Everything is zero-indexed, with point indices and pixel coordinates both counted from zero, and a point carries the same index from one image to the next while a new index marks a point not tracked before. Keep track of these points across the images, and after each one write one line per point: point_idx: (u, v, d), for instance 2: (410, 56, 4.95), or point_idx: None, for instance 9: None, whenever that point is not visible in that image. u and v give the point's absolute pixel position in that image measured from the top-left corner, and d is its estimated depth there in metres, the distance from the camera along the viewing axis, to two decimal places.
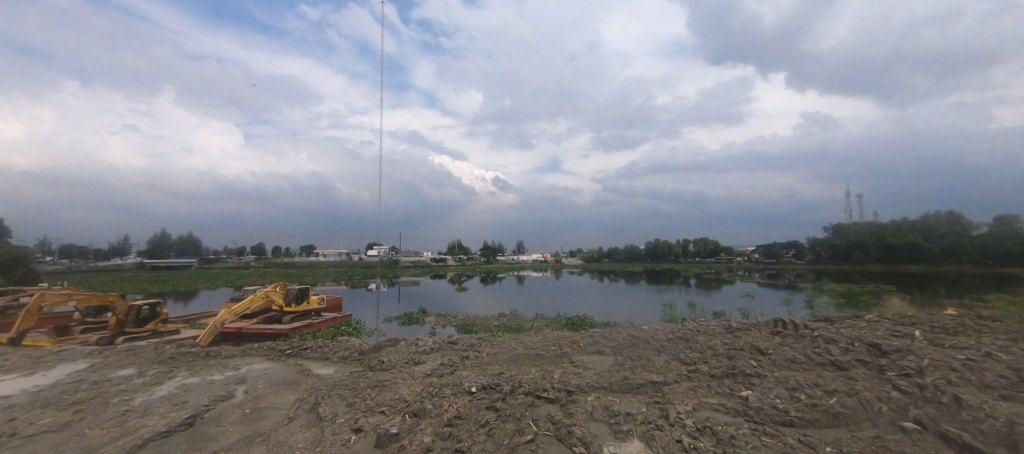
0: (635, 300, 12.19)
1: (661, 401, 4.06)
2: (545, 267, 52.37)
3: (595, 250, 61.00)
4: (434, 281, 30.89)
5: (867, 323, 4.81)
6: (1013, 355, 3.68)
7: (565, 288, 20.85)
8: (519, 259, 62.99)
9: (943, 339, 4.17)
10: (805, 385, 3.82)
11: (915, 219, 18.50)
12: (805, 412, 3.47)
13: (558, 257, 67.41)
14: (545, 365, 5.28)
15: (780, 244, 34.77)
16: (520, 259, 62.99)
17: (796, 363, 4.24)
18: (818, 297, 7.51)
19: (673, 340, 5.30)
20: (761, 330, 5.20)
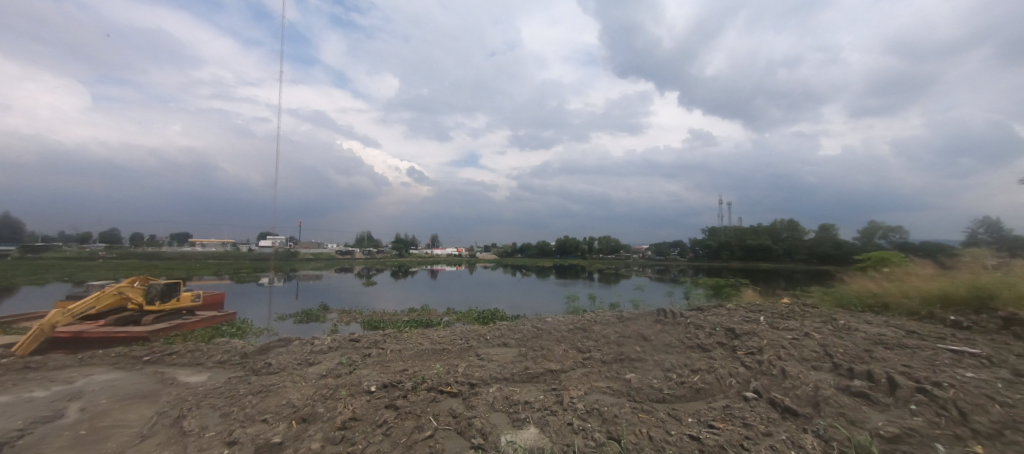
0: (543, 294, 12.73)
1: (558, 388, 4.29)
2: (460, 261, 52.21)
3: (510, 245, 62.48)
4: (340, 275, 28.72)
5: (726, 311, 5.68)
6: (821, 333, 4.66)
7: (477, 281, 21.03)
8: (435, 253, 61.75)
9: (777, 323, 5.12)
10: (677, 366, 4.36)
11: (766, 225, 22.42)
12: (676, 390, 3.97)
13: (475, 252, 67.73)
14: (450, 359, 5.23)
15: (668, 243, 39.49)
16: (435, 253, 61.78)
17: (671, 347, 4.81)
18: (693, 290, 8.65)
19: (573, 331, 5.64)
20: (646, 319, 5.80)
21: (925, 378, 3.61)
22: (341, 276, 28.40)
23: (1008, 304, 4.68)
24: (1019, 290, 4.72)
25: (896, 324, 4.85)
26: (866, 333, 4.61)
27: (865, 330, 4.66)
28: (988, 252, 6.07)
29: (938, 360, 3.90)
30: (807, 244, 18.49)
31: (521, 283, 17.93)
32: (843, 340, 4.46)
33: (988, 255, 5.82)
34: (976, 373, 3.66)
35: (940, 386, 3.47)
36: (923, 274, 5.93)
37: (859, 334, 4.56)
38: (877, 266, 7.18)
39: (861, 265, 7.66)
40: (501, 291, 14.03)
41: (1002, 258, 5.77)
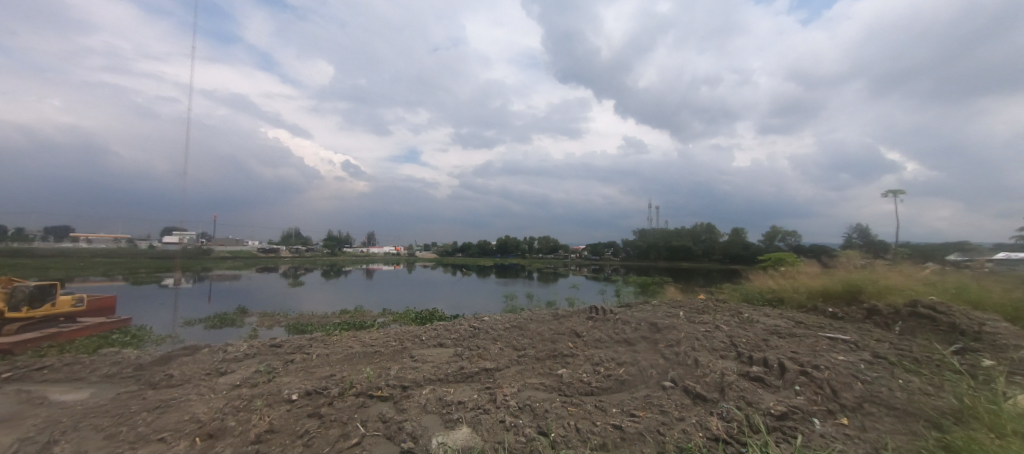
0: (482, 293, 12.77)
1: (492, 386, 4.31)
2: (399, 260, 50.50)
3: (451, 244, 61.82)
4: (262, 276, 26.35)
5: (650, 306, 6.13)
6: (729, 324, 5.20)
7: (416, 281, 20.55)
8: (372, 251, 59.11)
9: (693, 317, 5.62)
10: (605, 360, 4.60)
11: (688, 228, 24.61)
12: (603, 382, 4.18)
13: (415, 250, 65.96)
14: (382, 362, 5.02)
15: (603, 243, 41.69)
16: (373, 251, 59.13)
17: (601, 342, 5.06)
18: (623, 288, 9.21)
19: (509, 329, 5.70)
20: (579, 316, 6.04)
21: (807, 362, 4.19)
22: (263, 276, 26.06)
23: (871, 297, 5.59)
24: (879, 285, 5.66)
25: (788, 315, 5.56)
26: (764, 324, 5.22)
27: (764, 322, 5.29)
28: (858, 253, 7.19)
29: (817, 345, 4.54)
30: (720, 246, 20.60)
31: (459, 282, 17.82)
32: (745, 330, 5.02)
33: (857, 256, 6.92)
34: (845, 356, 4.33)
35: (818, 368, 4.05)
36: (810, 272, 6.88)
37: (759, 325, 5.16)
38: (775, 265, 8.19)
39: (762, 265, 8.69)
40: (440, 291, 13.82)
41: (867, 259, 6.90)
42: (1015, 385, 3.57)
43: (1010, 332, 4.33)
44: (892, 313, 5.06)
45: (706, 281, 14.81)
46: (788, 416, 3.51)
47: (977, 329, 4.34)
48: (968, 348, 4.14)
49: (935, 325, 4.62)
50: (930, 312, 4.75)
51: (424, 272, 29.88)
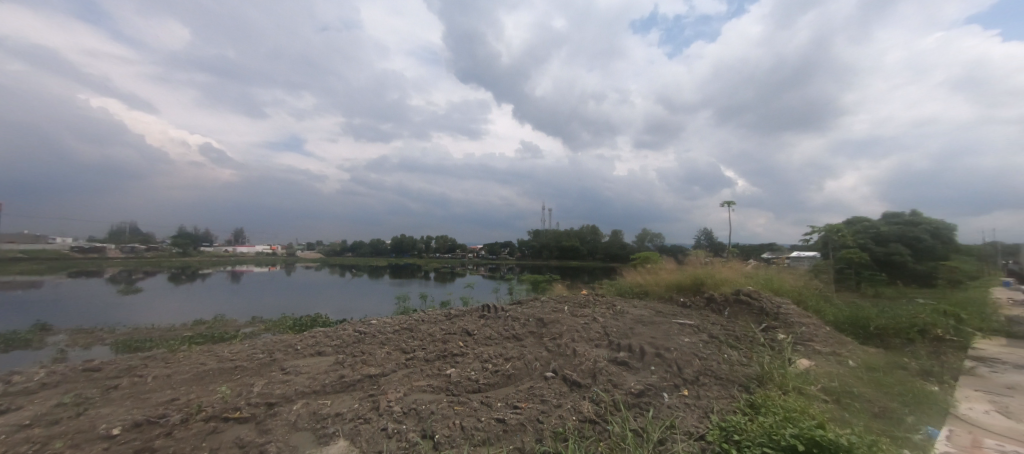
0: (374, 295, 12.07)
1: (375, 393, 4.07)
2: (275, 261, 44.54)
3: (340, 243, 56.87)
4: (72, 283, 20.58)
5: (539, 302, 6.53)
6: (603, 316, 5.82)
7: (295, 284, 18.41)
8: (242, 251, 51.01)
9: (575, 311, 6.14)
10: (493, 357, 4.72)
11: (576, 230, 26.93)
12: (490, 378, 4.29)
13: (298, 250, 58.99)
14: (244, 378, 4.36)
15: (501, 243, 43.05)
16: (243, 251, 51.05)
17: (491, 339, 5.19)
18: (517, 286, 9.61)
19: (398, 332, 5.47)
20: (472, 314, 6.11)
21: (661, 345, 4.91)
22: (75, 283, 20.40)
23: (711, 288, 6.82)
24: (716, 279, 6.94)
25: (651, 306, 6.46)
26: (632, 314, 5.98)
27: (632, 312, 6.05)
28: (702, 252, 8.71)
29: (670, 330, 5.37)
30: (602, 246, 23.02)
31: (347, 285, 16.48)
32: (617, 320, 5.67)
33: (701, 254, 8.38)
34: (689, 337, 5.20)
35: (669, 350, 4.79)
36: (668, 268, 8.09)
37: (628, 316, 5.88)
38: (644, 263, 9.43)
39: (633, 262, 9.92)
40: (324, 294, 12.61)
41: (708, 257, 8.41)
42: (796, 352, 4.72)
43: (796, 313, 5.71)
44: (723, 300, 6.25)
45: (591, 278, 16.27)
46: (644, 393, 4.08)
47: (776, 310, 5.63)
48: (770, 325, 5.34)
49: (751, 308, 5.84)
50: (747, 298, 5.99)
51: (306, 274, 26.88)
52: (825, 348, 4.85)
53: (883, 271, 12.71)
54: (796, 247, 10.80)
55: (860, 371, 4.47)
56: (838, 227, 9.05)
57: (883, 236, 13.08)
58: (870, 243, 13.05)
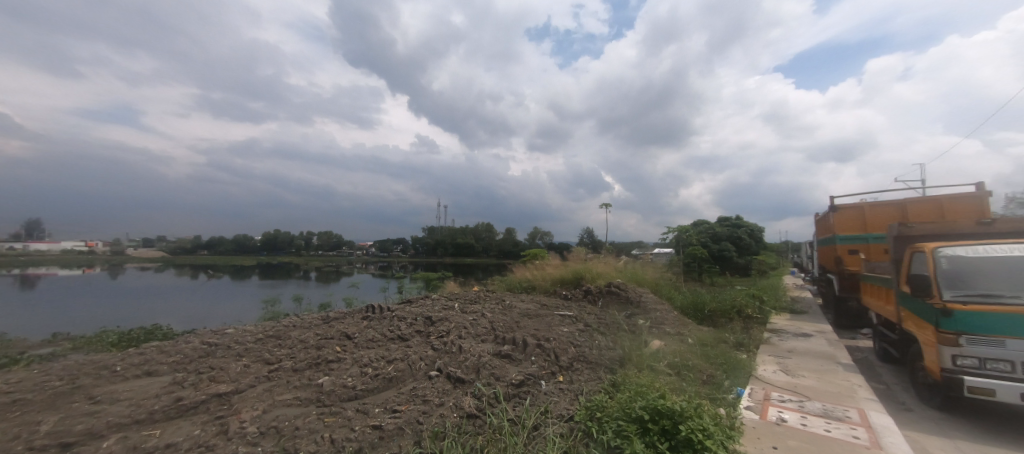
0: (236, 299, 10.42)
1: (224, 414, 3.49)
2: (91, 261, 34.85)
3: (194, 240, 47.50)
4: None
5: (429, 300, 6.46)
6: (492, 311, 6.02)
7: (122, 289, 14.74)
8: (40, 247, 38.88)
9: (466, 307, 6.22)
10: (374, 360, 4.49)
11: (472, 227, 27.08)
12: (369, 383, 4.06)
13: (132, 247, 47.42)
14: (26, 415, 3.33)
15: (394, 240, 41.01)
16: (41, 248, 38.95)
17: (373, 342, 4.93)
18: (409, 285, 9.31)
19: (261, 341, 4.83)
20: (353, 316, 5.76)
21: (542, 336, 5.26)
22: None
23: (588, 281, 7.56)
24: (593, 273, 7.71)
25: (537, 299, 6.89)
26: (519, 308, 6.29)
27: (519, 306, 6.37)
28: (582, 249, 9.59)
29: (551, 321, 5.79)
30: (497, 244, 23.50)
31: (199, 288, 13.75)
32: (504, 315, 5.90)
33: (581, 251, 9.22)
34: (567, 327, 5.68)
35: (548, 340, 5.16)
36: (553, 264, 8.71)
37: (515, 309, 6.17)
38: (532, 260, 9.98)
39: (523, 259, 10.43)
40: (166, 301, 10.35)
41: (587, 253, 9.29)
42: (651, 334, 5.52)
43: (653, 301, 6.67)
44: (597, 291, 6.99)
45: (484, 274, 16.45)
46: (524, 382, 4.31)
47: (638, 299, 6.49)
48: (633, 312, 6.15)
49: (619, 298, 6.64)
50: (617, 289, 6.80)
51: (138, 277, 21.59)
52: (673, 329, 5.77)
53: (717, 264, 15.69)
54: (657, 245, 12.61)
55: (696, 347, 5.42)
56: (686, 228, 10.88)
57: (718, 236, 16.15)
58: (709, 241, 15.98)
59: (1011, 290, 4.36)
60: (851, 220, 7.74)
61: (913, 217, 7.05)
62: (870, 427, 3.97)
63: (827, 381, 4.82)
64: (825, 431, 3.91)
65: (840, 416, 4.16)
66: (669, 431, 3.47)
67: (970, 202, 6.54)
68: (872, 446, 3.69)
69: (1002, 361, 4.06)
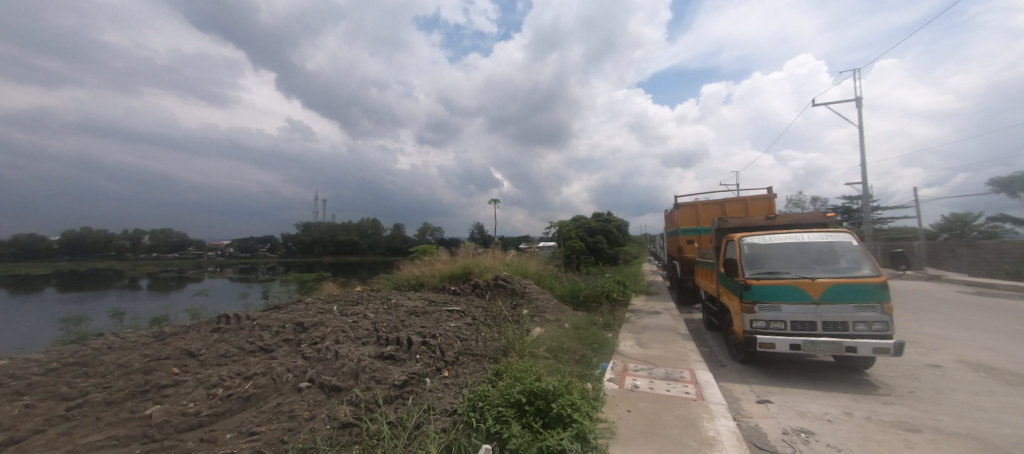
0: (16, 320, 7.82)
1: None
2: None
3: None
4: None
5: (301, 308, 5.91)
6: (375, 312, 5.76)
7: None
8: None
9: (345, 311, 5.85)
10: (226, 378, 3.88)
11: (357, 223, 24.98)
12: (218, 406, 3.47)
13: None
14: None
15: None
16: None
17: (226, 357, 4.29)
18: (277, 291, 8.21)
19: (58, 371, 3.77)
20: (200, 330, 4.97)
21: (427, 333, 5.25)
22: None
23: (476, 276, 7.80)
24: (481, 267, 8.01)
25: (424, 296, 6.82)
26: (405, 306, 6.16)
27: (406, 304, 6.22)
28: (471, 244, 9.74)
29: (439, 317, 5.80)
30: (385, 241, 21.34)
31: None
32: (388, 315, 5.71)
33: (470, 245, 9.37)
34: (454, 322, 5.76)
35: (433, 337, 5.17)
36: (443, 259, 8.69)
37: (401, 308, 6.02)
38: (421, 256, 9.81)
39: (412, 256, 10.16)
40: None
41: (477, 248, 9.48)
42: (533, 321, 5.93)
43: (536, 291, 7.17)
44: (485, 285, 7.24)
45: (370, 270, 14.98)
46: (407, 382, 4.21)
47: (522, 290, 6.91)
48: (517, 302, 6.53)
49: (505, 289, 6.98)
50: (503, 281, 7.13)
51: None
52: (552, 316, 6.30)
53: (592, 255, 17.63)
54: (542, 239, 13.50)
55: (571, 331, 6.01)
56: (566, 223, 11.94)
57: (593, 230, 18.18)
58: (586, 235, 17.84)
59: (785, 267, 5.87)
60: (689, 216, 9.47)
61: (728, 212, 8.84)
62: (696, 383, 4.94)
63: (669, 349, 5.82)
64: (666, 391, 4.73)
65: (677, 377, 5.08)
66: (543, 410, 3.78)
67: (762, 200, 8.55)
68: (697, 398, 4.60)
69: (779, 321, 5.44)
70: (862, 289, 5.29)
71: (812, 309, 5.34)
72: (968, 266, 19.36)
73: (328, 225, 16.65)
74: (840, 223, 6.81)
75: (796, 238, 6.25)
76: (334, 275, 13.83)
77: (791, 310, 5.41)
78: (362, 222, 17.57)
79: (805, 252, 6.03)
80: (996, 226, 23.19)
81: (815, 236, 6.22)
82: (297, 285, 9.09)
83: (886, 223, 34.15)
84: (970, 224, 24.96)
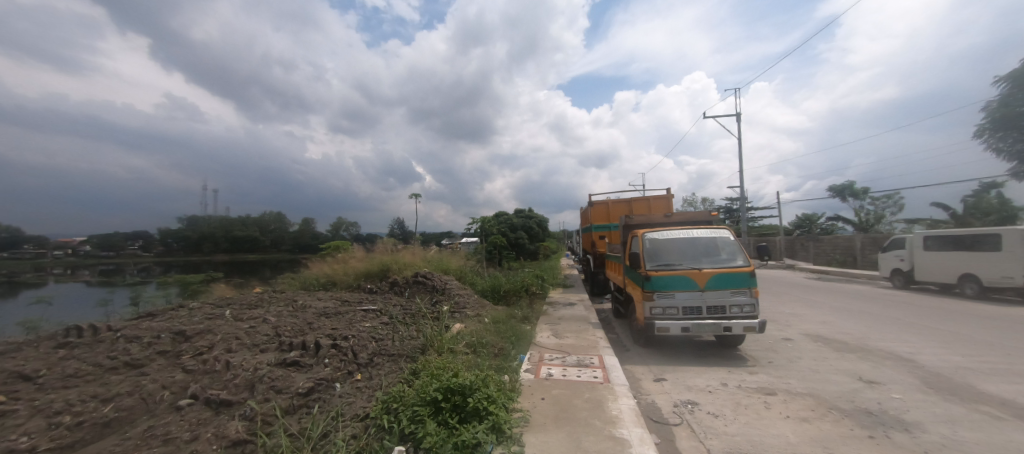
0: None
1: None
2: None
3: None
4: None
5: (184, 314, 5.17)
6: (277, 315, 5.28)
7: None
8: None
9: (240, 316, 5.27)
10: (77, 402, 3.23)
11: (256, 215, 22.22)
12: (63, 436, 2.86)
13: None
14: None
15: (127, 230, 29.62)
16: None
17: (77, 378, 3.58)
18: (151, 298, 7.00)
19: None
20: (37, 347, 4.06)
21: (338, 335, 4.96)
22: None
23: (395, 273, 7.57)
24: (399, 264, 7.77)
25: (336, 296, 6.43)
26: (314, 308, 5.75)
27: (314, 306, 5.80)
28: (390, 240, 9.36)
29: (352, 317, 5.51)
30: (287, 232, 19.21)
31: None
32: (292, 319, 5.26)
33: (389, 242, 8.98)
34: (370, 322, 5.52)
35: (345, 339, 4.91)
36: (358, 256, 8.24)
37: (309, 310, 5.62)
38: (333, 253, 9.24)
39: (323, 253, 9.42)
40: None
41: (396, 244, 9.13)
42: (453, 318, 5.93)
43: (457, 287, 7.17)
44: (404, 283, 7.06)
45: (274, 270, 13.86)
46: (314, 389, 3.91)
47: (443, 286, 6.86)
48: (437, 298, 6.48)
49: (425, 286, 6.87)
50: (423, 278, 7.00)
51: None
52: (472, 311, 6.36)
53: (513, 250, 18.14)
54: (464, 234, 13.50)
55: (490, 325, 6.13)
56: (489, 219, 12.06)
57: (515, 226, 18.72)
58: (508, 230, 18.28)
59: (679, 259, 6.65)
60: (601, 213, 10.20)
61: (634, 210, 9.74)
62: (603, 367, 5.38)
63: (582, 338, 6.24)
64: (577, 377, 5.07)
65: (587, 363, 5.47)
66: (459, 405, 3.80)
67: (662, 199, 9.57)
68: (604, 381, 5.01)
69: (672, 307, 6.16)
70: (736, 277, 6.22)
71: (698, 295, 6.14)
72: (813, 256, 23.88)
73: (219, 218, 14.39)
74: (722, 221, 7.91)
75: (687, 233, 7.10)
76: (227, 276, 12.09)
77: (682, 297, 6.16)
78: (263, 216, 15.55)
79: (695, 245, 6.89)
80: (832, 224, 28.91)
81: (703, 232, 7.13)
82: (179, 292, 7.82)
83: (758, 220, 40.54)
84: (815, 223, 30.76)
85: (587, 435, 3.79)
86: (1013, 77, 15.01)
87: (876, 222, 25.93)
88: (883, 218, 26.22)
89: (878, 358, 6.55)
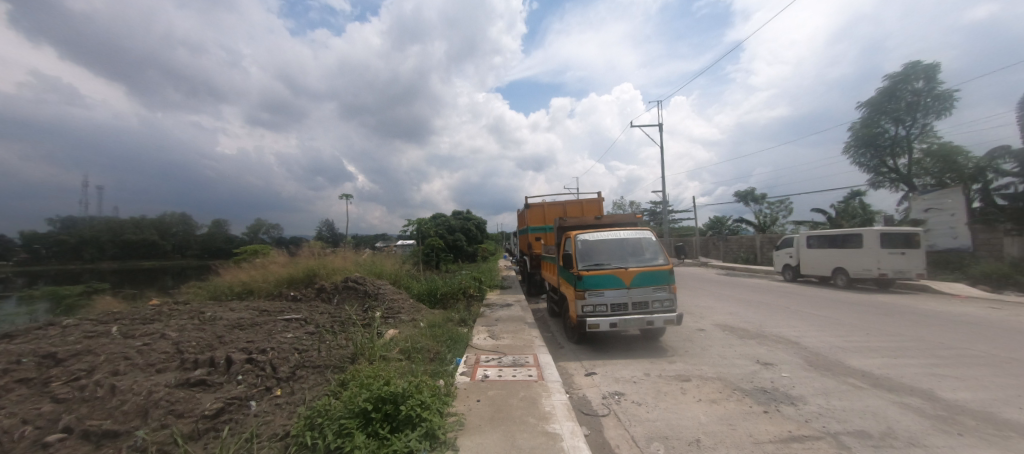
0: None
1: None
2: None
3: None
4: None
5: (55, 334, 4.39)
6: (179, 330, 4.71)
7: None
8: None
9: (131, 332, 4.60)
10: None
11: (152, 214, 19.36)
12: None
13: None
14: None
15: None
16: None
17: None
18: (10, 316, 5.83)
19: None
20: None
21: (255, 348, 4.55)
22: None
23: (322, 278, 7.12)
24: (328, 269, 7.32)
25: (253, 306, 5.90)
26: (226, 319, 5.23)
27: (227, 317, 5.27)
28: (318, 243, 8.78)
29: (272, 329, 5.10)
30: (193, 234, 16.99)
31: None
32: (198, 333, 4.73)
33: (316, 245, 8.41)
34: (292, 333, 5.16)
35: (263, 352, 4.52)
36: (280, 260, 7.62)
37: (219, 322, 5.09)
38: (250, 258, 8.47)
39: (238, 258, 8.55)
40: None
41: (324, 247, 8.59)
42: (385, 324, 5.73)
43: (391, 291, 6.95)
44: (332, 288, 6.69)
45: (176, 278, 12.27)
46: (223, 410, 3.53)
47: (375, 291, 6.60)
48: (369, 305, 6.21)
49: (356, 292, 6.56)
50: (355, 284, 6.69)
51: None
52: (407, 317, 6.21)
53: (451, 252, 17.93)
54: (400, 237, 13.08)
55: (426, 329, 6.03)
56: (426, 221, 11.81)
57: (452, 227, 18.53)
58: (446, 233, 18.03)
59: (608, 260, 7.07)
60: (537, 216, 10.51)
61: (569, 212, 10.17)
62: (538, 365, 5.54)
63: (518, 338, 6.38)
64: (513, 376, 5.18)
65: (523, 362, 5.61)
66: (391, 414, 3.66)
67: (594, 203, 10.12)
68: (538, 379, 5.17)
69: (602, 304, 6.54)
70: (658, 275, 6.78)
71: (625, 292, 6.60)
72: (723, 254, 26.75)
73: (105, 219, 12.38)
74: (646, 222, 8.58)
75: (616, 235, 7.57)
76: (115, 287, 10.42)
77: (611, 294, 6.57)
78: (163, 217, 13.69)
79: (622, 246, 7.37)
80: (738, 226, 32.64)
81: (629, 233, 7.64)
82: (48, 309, 6.56)
83: (677, 222, 44.48)
84: (725, 224, 34.49)
85: (521, 433, 3.89)
86: (871, 104, 18.14)
87: (772, 224, 29.74)
88: (777, 220, 30.19)
89: (772, 342, 7.55)
